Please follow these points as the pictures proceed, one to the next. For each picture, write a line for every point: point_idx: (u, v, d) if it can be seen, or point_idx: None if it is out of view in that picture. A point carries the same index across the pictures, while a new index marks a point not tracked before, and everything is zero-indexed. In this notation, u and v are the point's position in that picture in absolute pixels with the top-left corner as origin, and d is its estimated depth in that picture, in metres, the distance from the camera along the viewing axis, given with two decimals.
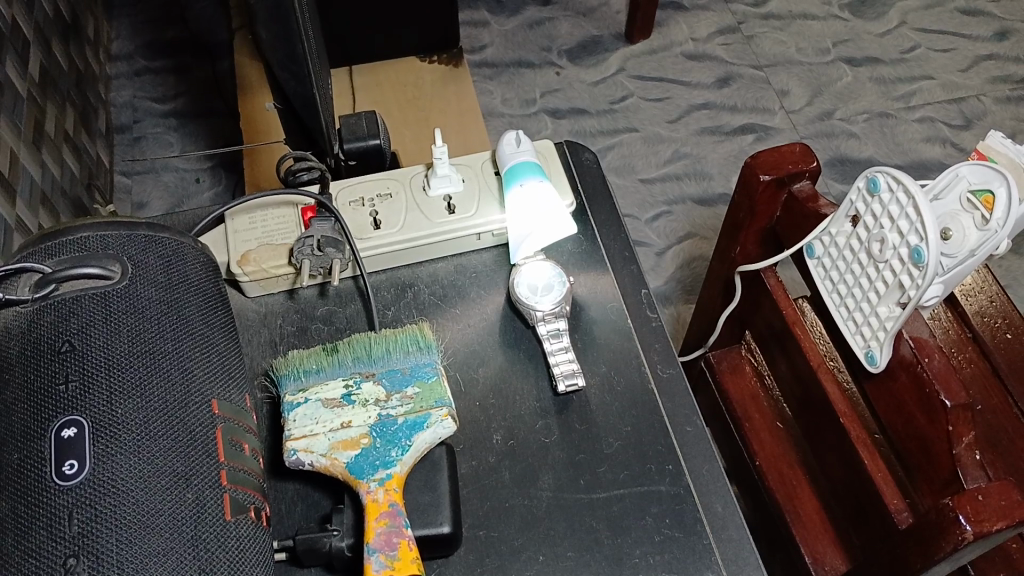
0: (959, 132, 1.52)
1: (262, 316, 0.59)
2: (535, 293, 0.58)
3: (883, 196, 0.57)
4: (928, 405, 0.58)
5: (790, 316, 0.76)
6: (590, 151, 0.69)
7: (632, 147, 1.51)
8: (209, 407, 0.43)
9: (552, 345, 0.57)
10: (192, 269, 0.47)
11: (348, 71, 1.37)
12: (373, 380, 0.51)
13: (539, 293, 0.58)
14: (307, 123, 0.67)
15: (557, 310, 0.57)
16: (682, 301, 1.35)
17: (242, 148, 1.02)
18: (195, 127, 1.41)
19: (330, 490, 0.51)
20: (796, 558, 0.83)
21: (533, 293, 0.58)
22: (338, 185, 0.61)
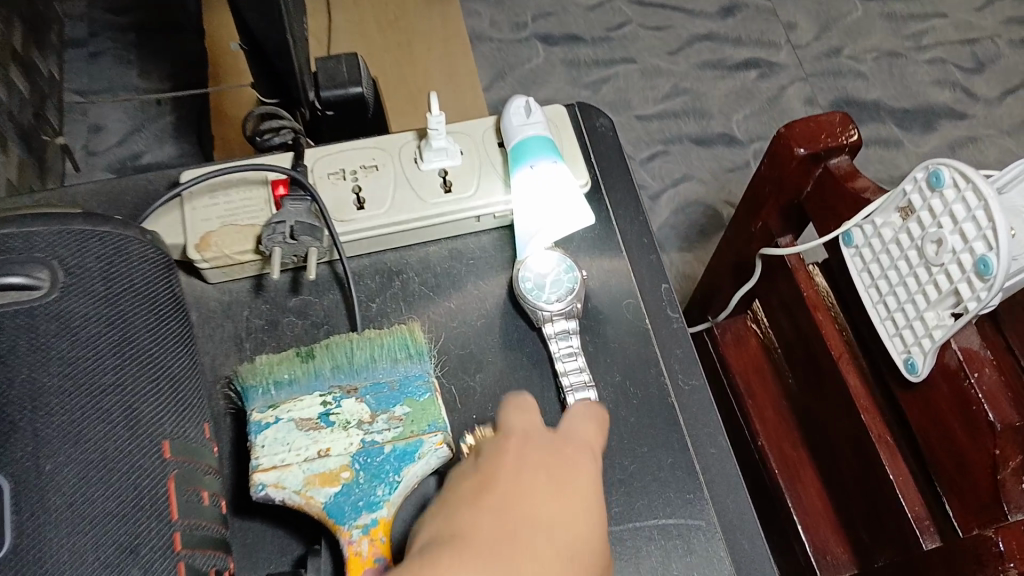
0: (970, 75, 1.43)
1: (226, 305, 0.50)
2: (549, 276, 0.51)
3: (945, 193, 0.49)
4: (973, 423, 0.52)
5: (811, 299, 0.69)
6: (603, 115, 0.60)
7: (629, 80, 1.41)
8: (161, 451, 0.36)
9: (561, 344, 0.50)
10: (140, 273, 0.40)
11: None
12: (355, 397, 0.44)
13: (551, 274, 0.51)
14: (279, 73, 0.57)
15: (568, 296, 0.50)
16: (677, 251, 1.28)
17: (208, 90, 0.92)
18: (151, 39, 1.24)
19: (299, 528, 0.44)
20: (793, 543, 0.79)
21: (544, 275, 0.51)
22: (314, 154, 0.52)
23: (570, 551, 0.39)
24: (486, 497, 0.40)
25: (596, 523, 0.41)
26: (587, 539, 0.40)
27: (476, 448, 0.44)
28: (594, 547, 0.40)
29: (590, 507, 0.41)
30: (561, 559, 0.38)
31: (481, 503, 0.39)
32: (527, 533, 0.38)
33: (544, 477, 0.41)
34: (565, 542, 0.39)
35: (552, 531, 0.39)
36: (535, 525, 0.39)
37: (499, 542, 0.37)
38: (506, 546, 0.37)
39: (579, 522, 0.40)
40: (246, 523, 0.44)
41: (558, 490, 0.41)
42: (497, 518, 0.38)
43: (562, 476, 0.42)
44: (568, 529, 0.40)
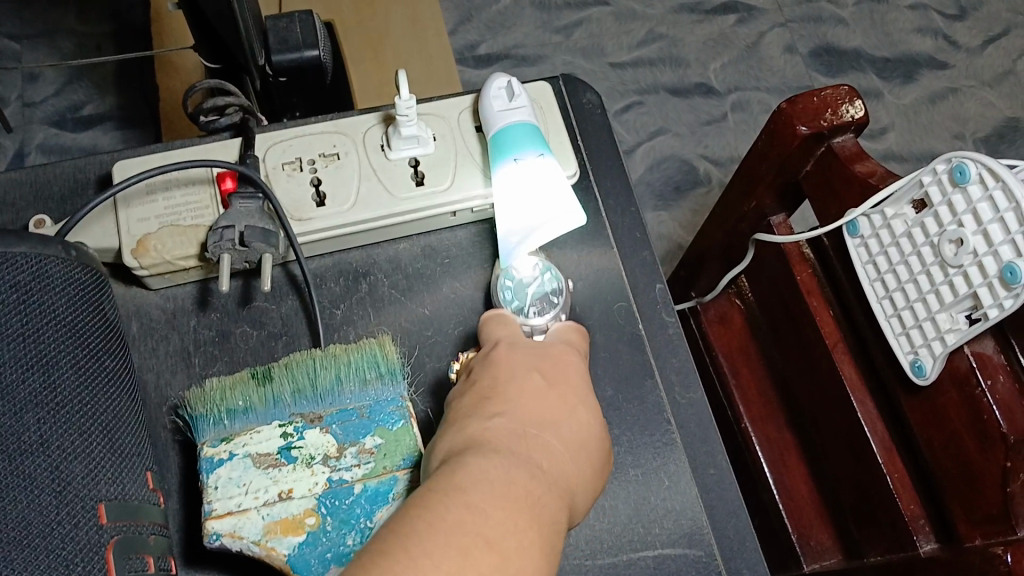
0: (952, 23, 1.30)
1: (169, 313, 0.45)
2: (531, 278, 0.46)
3: (971, 190, 0.45)
4: (983, 431, 0.49)
5: (805, 284, 0.65)
6: (591, 90, 0.54)
7: (602, 25, 1.26)
8: (95, 518, 0.31)
9: (535, 304, 0.45)
10: (65, 301, 0.34)
11: None
12: (319, 427, 0.39)
13: (533, 275, 0.46)
14: (228, 42, 0.50)
15: (553, 296, 0.45)
16: (652, 207, 1.17)
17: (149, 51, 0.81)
18: None
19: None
20: (775, 526, 0.77)
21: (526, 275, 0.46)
22: (266, 141, 0.46)
23: (578, 446, 0.39)
24: (491, 405, 0.39)
25: (593, 415, 0.41)
26: (586, 437, 0.39)
27: (464, 367, 0.43)
28: (598, 438, 0.40)
29: (586, 409, 0.41)
30: (571, 453, 0.38)
31: (488, 410, 0.39)
32: (536, 430, 0.38)
33: (542, 376, 0.41)
34: (572, 436, 0.39)
35: (558, 428, 0.39)
36: (542, 423, 0.39)
37: (516, 443, 0.37)
38: (521, 444, 0.37)
39: (580, 418, 0.40)
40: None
41: (555, 388, 0.41)
42: (506, 422, 0.38)
43: (558, 374, 0.41)
44: (573, 424, 0.39)
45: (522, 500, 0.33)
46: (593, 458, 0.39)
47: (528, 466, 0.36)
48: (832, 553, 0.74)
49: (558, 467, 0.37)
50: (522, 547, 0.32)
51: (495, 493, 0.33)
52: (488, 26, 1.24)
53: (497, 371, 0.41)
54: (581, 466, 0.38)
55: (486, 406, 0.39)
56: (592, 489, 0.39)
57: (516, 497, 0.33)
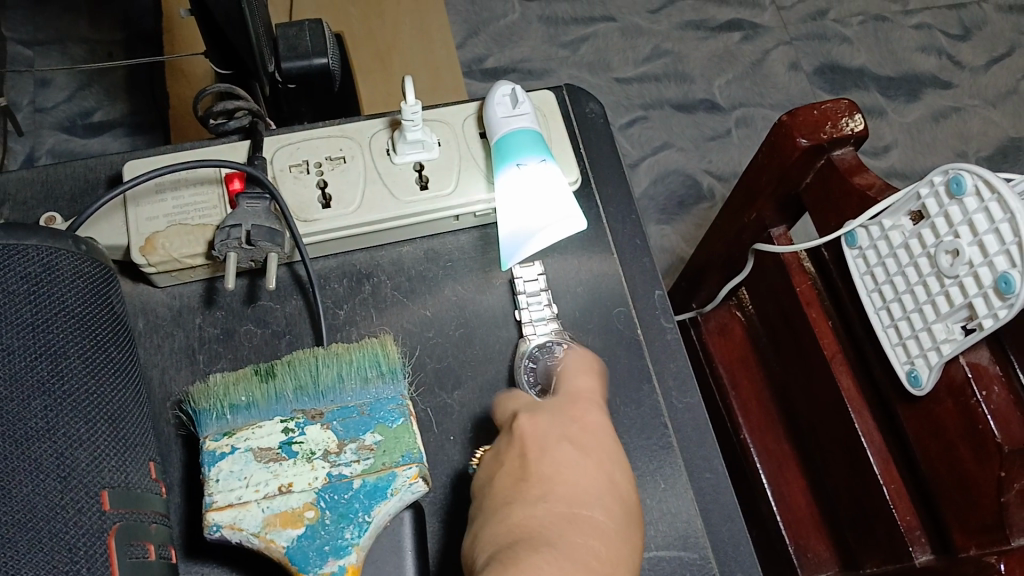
0: (956, 43, 1.31)
1: (176, 312, 0.46)
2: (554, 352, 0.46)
3: (966, 201, 0.46)
4: (978, 441, 0.50)
5: (805, 295, 0.66)
6: (594, 100, 0.55)
7: (608, 40, 1.28)
8: (99, 504, 0.32)
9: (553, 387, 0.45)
10: (75, 292, 0.35)
11: None
12: (320, 424, 0.40)
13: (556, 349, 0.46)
14: (238, 47, 0.51)
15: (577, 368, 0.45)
16: (656, 221, 1.18)
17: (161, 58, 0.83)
18: None
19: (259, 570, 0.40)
20: (773, 538, 0.77)
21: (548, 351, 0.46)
22: (274, 143, 0.47)
23: (624, 517, 0.37)
24: (530, 487, 0.37)
25: (626, 477, 0.39)
26: (626, 502, 0.38)
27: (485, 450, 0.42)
28: (635, 502, 0.39)
29: (620, 470, 0.39)
30: (619, 524, 0.37)
31: (527, 495, 0.37)
32: (582, 509, 0.37)
33: (576, 446, 0.39)
34: (616, 505, 0.37)
35: (605, 501, 0.37)
36: (587, 499, 0.37)
37: (566, 529, 0.35)
38: (572, 530, 0.35)
39: (618, 485, 0.38)
40: (196, 570, 0.39)
41: (590, 456, 0.39)
42: (551, 505, 0.36)
43: (591, 440, 0.40)
44: (613, 494, 0.38)
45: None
46: (637, 526, 0.38)
47: (582, 557, 0.34)
48: (829, 565, 0.74)
49: (610, 545, 0.36)
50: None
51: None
52: (495, 40, 1.26)
53: (527, 445, 0.39)
54: (632, 539, 0.37)
55: (524, 490, 0.37)
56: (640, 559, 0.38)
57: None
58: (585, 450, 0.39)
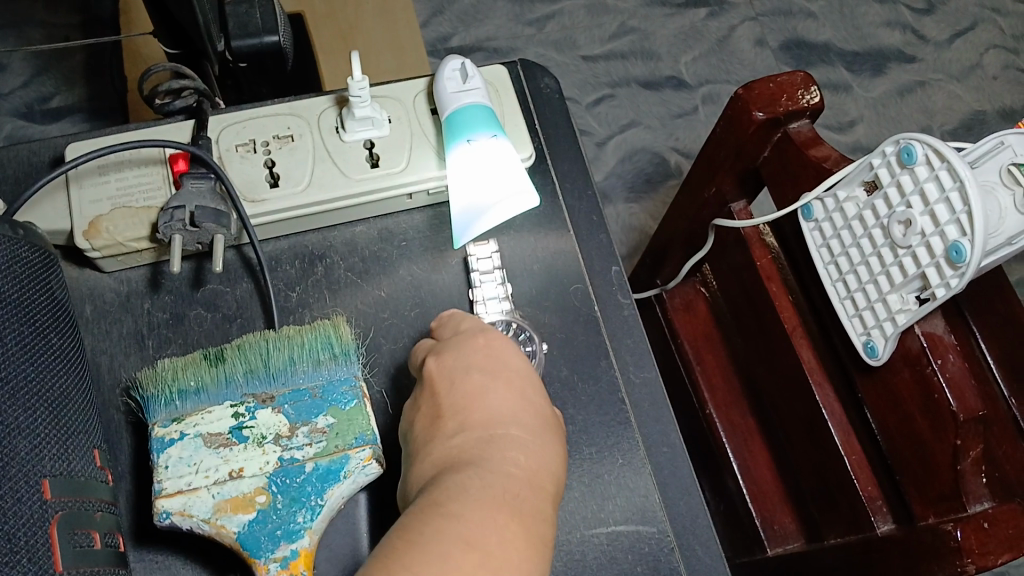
0: (920, 17, 1.31)
1: (123, 297, 0.45)
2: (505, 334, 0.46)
3: (918, 171, 0.46)
4: (934, 410, 0.50)
5: (765, 270, 0.66)
6: (550, 76, 0.55)
7: (574, 18, 1.27)
8: (40, 493, 0.31)
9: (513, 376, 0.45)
10: (12, 277, 0.34)
11: None
12: (271, 407, 0.39)
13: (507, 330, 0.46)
14: (183, 25, 0.50)
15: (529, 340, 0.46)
16: (623, 200, 1.17)
17: (113, 38, 0.81)
18: None
19: (210, 561, 0.39)
20: (739, 512, 0.78)
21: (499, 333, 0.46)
22: (221, 123, 0.46)
23: (539, 429, 0.39)
24: (446, 422, 0.39)
25: (538, 395, 0.41)
26: (538, 415, 0.40)
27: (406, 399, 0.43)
28: (552, 418, 0.41)
29: (530, 389, 0.41)
30: (535, 438, 0.39)
31: (443, 428, 0.39)
32: (496, 429, 0.38)
33: (483, 374, 0.41)
34: (529, 419, 0.39)
35: (517, 418, 0.39)
36: (500, 422, 0.39)
37: (482, 451, 0.37)
38: (487, 449, 0.37)
39: (530, 403, 0.40)
40: (147, 558, 0.39)
41: (498, 381, 0.41)
42: (468, 433, 0.38)
43: (498, 367, 0.41)
44: (525, 411, 0.40)
45: (503, 502, 0.34)
46: (557, 435, 0.40)
47: (498, 471, 0.36)
48: (795, 536, 0.75)
49: (529, 457, 0.37)
50: (514, 542, 0.33)
51: (475, 503, 0.34)
52: (460, 19, 1.24)
53: (438, 386, 0.41)
54: (551, 448, 0.39)
55: (440, 425, 0.39)
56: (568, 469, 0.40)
57: (496, 502, 0.34)
58: (493, 377, 0.40)
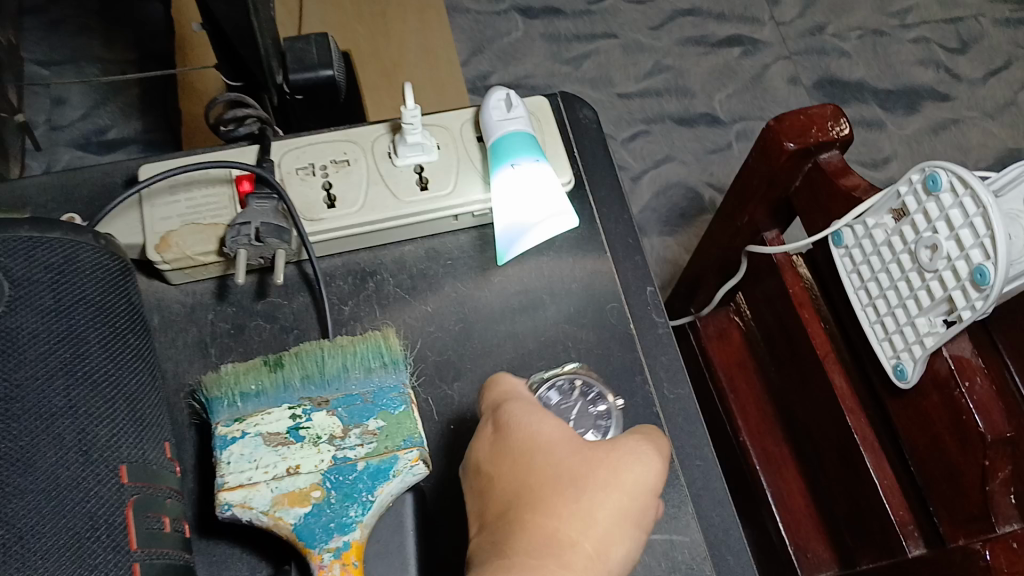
0: (954, 56, 1.33)
1: (189, 308, 0.48)
2: (572, 397, 0.45)
3: (942, 197, 0.48)
4: (962, 432, 0.51)
5: (797, 296, 0.68)
6: (587, 106, 0.58)
7: (610, 56, 1.30)
8: (117, 478, 0.34)
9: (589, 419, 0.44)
10: (94, 281, 0.37)
11: None
12: (325, 410, 0.42)
13: (574, 395, 0.45)
14: (247, 57, 0.54)
15: (602, 425, 0.44)
16: (658, 233, 1.20)
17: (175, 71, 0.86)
18: None
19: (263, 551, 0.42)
20: (773, 540, 0.79)
21: (564, 398, 0.45)
22: (283, 147, 0.50)
23: (551, 486, 0.37)
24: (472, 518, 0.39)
25: (557, 440, 0.39)
26: (556, 479, 0.37)
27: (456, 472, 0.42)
28: (576, 473, 0.37)
29: (548, 453, 0.38)
30: (542, 507, 0.36)
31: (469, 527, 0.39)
32: (509, 508, 0.37)
33: (488, 456, 0.39)
34: (539, 492, 0.37)
35: (523, 499, 0.37)
36: (512, 499, 0.37)
37: (487, 548, 0.36)
38: (499, 537, 0.36)
39: (542, 462, 0.38)
40: (208, 548, 0.42)
41: (503, 455, 0.39)
42: (484, 529, 0.37)
43: (506, 443, 0.39)
44: (534, 473, 0.38)
45: None
46: (584, 477, 0.37)
47: (501, 560, 0.35)
48: (829, 565, 0.75)
49: (536, 537, 0.35)
50: None
51: None
52: (499, 57, 1.28)
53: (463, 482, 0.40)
54: (570, 512, 0.36)
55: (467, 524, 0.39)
56: (618, 505, 0.37)
57: None
58: (497, 459, 0.39)
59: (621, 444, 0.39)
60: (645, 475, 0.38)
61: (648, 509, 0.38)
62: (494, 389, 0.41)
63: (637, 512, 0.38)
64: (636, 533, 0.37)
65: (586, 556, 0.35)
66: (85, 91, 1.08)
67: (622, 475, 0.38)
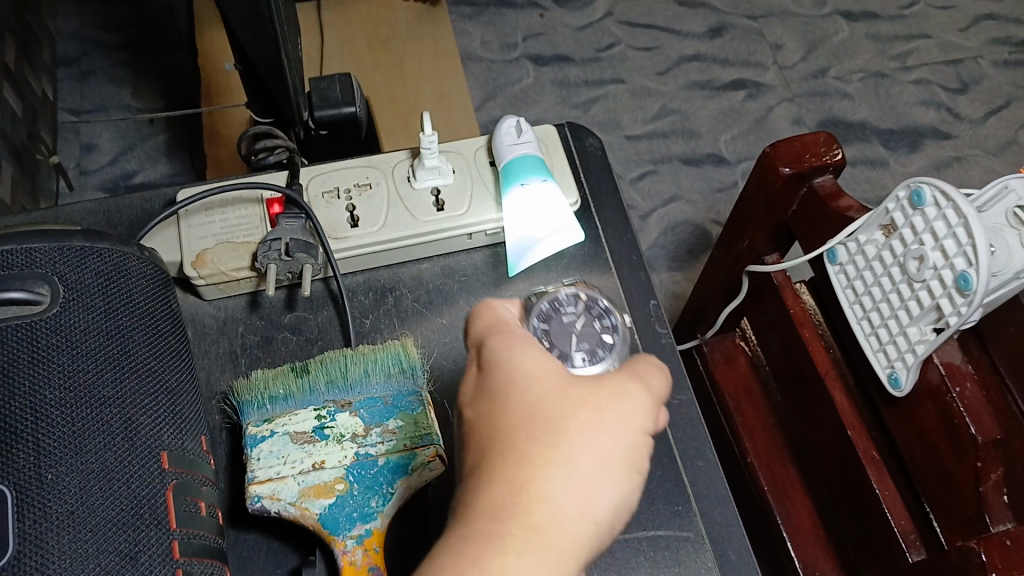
0: (955, 96, 1.37)
1: (221, 321, 0.51)
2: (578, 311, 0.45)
3: (927, 210, 0.51)
4: (955, 438, 0.54)
5: (798, 316, 0.70)
6: (593, 134, 0.61)
7: (617, 101, 1.35)
8: (158, 462, 0.37)
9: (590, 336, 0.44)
10: (138, 288, 0.41)
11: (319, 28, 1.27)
12: (348, 411, 0.45)
13: (579, 308, 0.45)
14: (275, 91, 0.58)
15: (604, 346, 0.44)
16: (667, 269, 1.23)
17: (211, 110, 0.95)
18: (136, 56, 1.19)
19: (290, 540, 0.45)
20: (783, 560, 0.80)
21: (570, 310, 0.45)
22: (309, 173, 0.54)
23: (531, 429, 0.36)
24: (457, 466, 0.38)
25: (537, 380, 0.37)
26: (535, 422, 0.36)
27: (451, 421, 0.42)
28: (556, 415, 0.36)
29: (528, 395, 0.37)
30: (521, 451, 0.35)
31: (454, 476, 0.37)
32: (488, 455, 0.36)
33: (471, 396, 0.39)
34: (517, 434, 0.36)
35: (502, 444, 0.36)
36: (491, 443, 0.36)
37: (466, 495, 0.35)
38: (475, 486, 0.35)
39: (523, 403, 0.37)
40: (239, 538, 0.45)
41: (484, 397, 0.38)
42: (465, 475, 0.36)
43: (487, 384, 0.38)
44: (513, 415, 0.36)
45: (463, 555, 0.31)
46: (566, 418, 0.36)
47: (476, 508, 0.33)
48: None
49: (513, 480, 0.34)
50: None
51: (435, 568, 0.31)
52: (512, 102, 1.32)
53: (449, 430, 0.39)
54: (550, 457, 0.35)
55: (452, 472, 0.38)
56: (603, 449, 0.36)
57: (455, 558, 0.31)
58: (480, 400, 0.38)
59: (605, 383, 0.38)
60: (629, 415, 0.37)
61: (641, 449, 0.37)
62: (477, 326, 0.40)
63: (626, 456, 0.36)
64: (629, 476, 0.36)
65: (566, 503, 0.34)
66: (115, 138, 1.13)
67: (604, 416, 0.37)
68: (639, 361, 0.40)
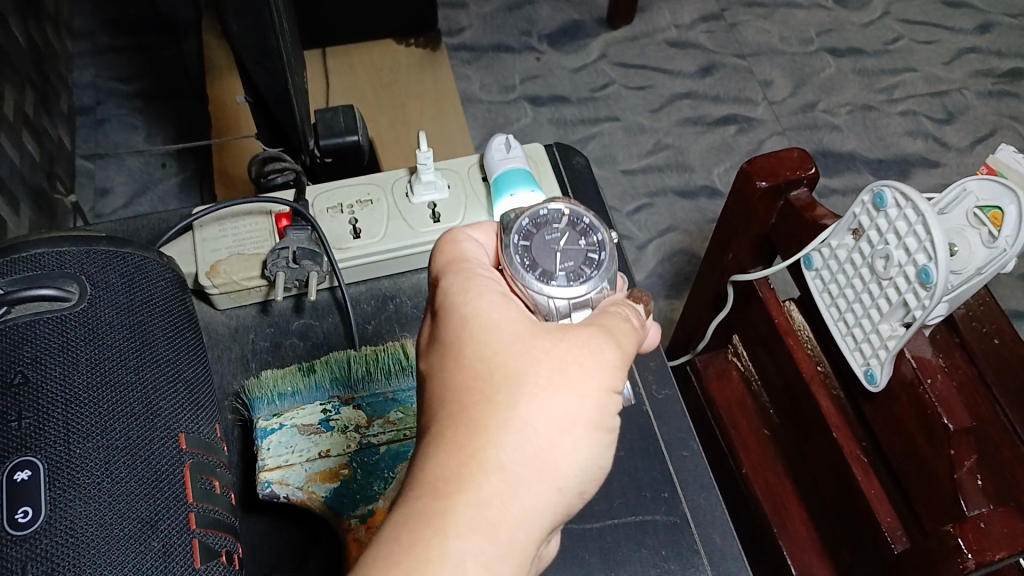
0: (941, 126, 1.41)
1: (233, 328, 0.55)
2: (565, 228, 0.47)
3: (890, 212, 0.55)
4: (929, 429, 0.56)
5: (782, 324, 0.73)
6: (580, 154, 0.66)
7: (613, 137, 1.39)
8: (178, 443, 0.40)
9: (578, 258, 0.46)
10: (157, 289, 0.44)
11: (324, 75, 1.36)
12: (352, 405, 0.48)
13: (565, 224, 0.47)
14: (282, 120, 0.62)
15: (591, 265, 0.45)
16: (664, 297, 1.26)
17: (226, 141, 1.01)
18: (147, 104, 1.24)
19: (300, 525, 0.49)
20: (778, 567, 0.82)
21: (556, 229, 0.46)
22: (315, 190, 0.57)
23: (490, 393, 0.38)
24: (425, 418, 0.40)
25: (504, 338, 0.39)
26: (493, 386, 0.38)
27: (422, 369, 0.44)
28: (514, 375, 0.38)
29: (489, 357, 0.39)
30: (478, 417, 0.37)
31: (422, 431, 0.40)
32: (450, 418, 0.38)
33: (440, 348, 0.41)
34: (474, 399, 0.38)
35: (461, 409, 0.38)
36: (454, 405, 0.38)
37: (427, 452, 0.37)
38: (435, 450, 0.37)
39: (485, 362, 0.39)
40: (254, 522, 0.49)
41: (449, 355, 0.40)
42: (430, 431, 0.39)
43: (453, 338, 0.40)
44: (476, 377, 0.39)
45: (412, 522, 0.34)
46: (525, 376, 0.38)
47: (432, 474, 0.36)
48: None
49: (468, 447, 0.36)
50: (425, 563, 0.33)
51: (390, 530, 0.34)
52: None
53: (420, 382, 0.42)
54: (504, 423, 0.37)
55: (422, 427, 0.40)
56: (564, 407, 0.38)
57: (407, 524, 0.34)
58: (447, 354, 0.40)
59: (572, 338, 0.40)
60: (595, 370, 0.39)
61: (606, 407, 0.39)
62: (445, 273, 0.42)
63: (589, 415, 0.38)
64: (592, 434, 0.38)
65: (516, 469, 0.36)
66: (130, 181, 1.17)
67: (569, 374, 0.39)
68: (613, 317, 0.42)
